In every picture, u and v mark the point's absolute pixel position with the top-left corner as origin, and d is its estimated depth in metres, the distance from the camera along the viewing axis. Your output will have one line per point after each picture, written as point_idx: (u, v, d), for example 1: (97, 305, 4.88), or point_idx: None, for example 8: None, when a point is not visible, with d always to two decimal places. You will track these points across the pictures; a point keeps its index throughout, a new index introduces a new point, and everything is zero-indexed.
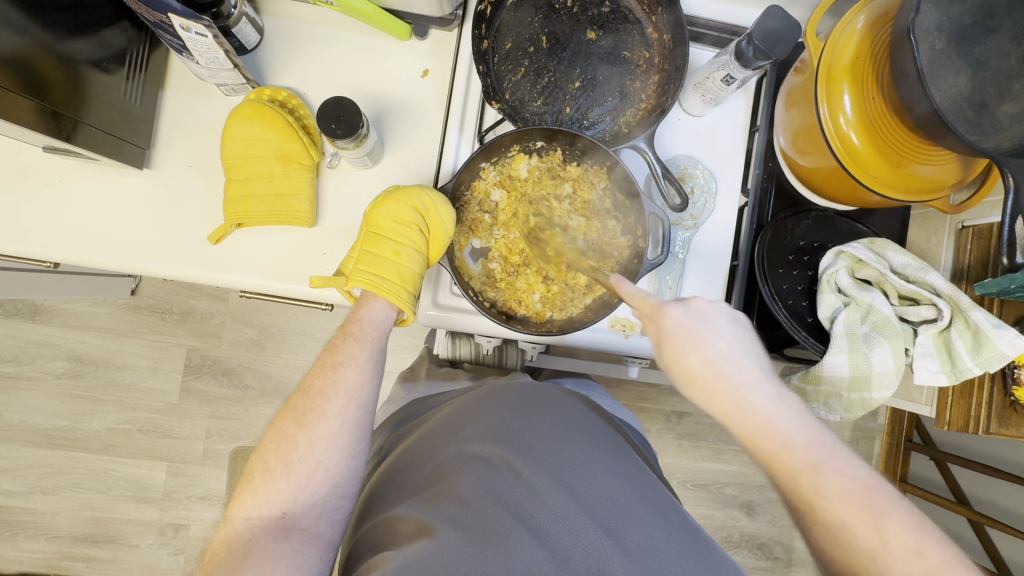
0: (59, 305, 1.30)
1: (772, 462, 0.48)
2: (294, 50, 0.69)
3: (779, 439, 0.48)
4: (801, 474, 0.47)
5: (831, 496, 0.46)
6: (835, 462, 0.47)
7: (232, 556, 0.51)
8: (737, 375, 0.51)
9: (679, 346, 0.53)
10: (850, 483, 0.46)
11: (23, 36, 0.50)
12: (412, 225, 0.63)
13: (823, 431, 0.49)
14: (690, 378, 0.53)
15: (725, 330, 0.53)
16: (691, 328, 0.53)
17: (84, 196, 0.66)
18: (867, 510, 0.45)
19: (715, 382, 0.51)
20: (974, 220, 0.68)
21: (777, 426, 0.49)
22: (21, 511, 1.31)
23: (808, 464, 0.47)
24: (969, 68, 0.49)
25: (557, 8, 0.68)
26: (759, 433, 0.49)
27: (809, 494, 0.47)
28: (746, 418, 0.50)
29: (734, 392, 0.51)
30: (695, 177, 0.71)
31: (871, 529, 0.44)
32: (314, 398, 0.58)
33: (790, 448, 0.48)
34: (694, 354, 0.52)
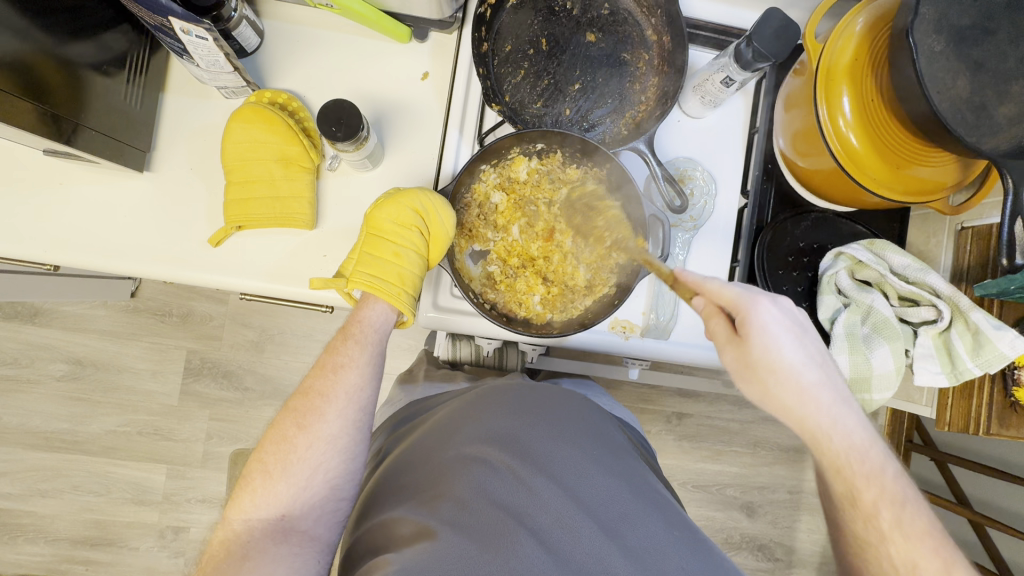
0: (58, 308, 1.30)
1: (850, 486, 0.53)
2: (295, 53, 0.69)
3: (865, 466, 0.53)
4: (880, 502, 0.51)
5: (906, 533, 0.50)
6: (913, 504, 0.51)
7: (230, 558, 0.51)
8: (823, 390, 0.55)
9: (772, 343, 0.55)
10: (926, 524, 0.50)
11: (24, 40, 0.50)
12: (413, 227, 0.63)
13: (900, 472, 0.53)
14: (771, 377, 0.56)
15: (813, 345, 0.57)
16: (784, 331, 0.55)
17: (84, 199, 0.66)
18: (940, 554, 0.48)
19: (799, 388, 0.55)
20: (973, 221, 0.68)
21: (847, 429, 0.54)
22: (21, 514, 1.30)
23: (886, 494, 0.51)
24: (968, 70, 0.49)
25: (557, 11, 0.68)
26: (842, 452, 0.53)
27: (885, 526, 0.50)
28: (827, 435, 0.54)
29: (821, 407, 0.54)
30: (695, 179, 0.71)
31: (943, 575, 0.48)
32: (314, 399, 0.58)
33: (869, 473, 0.52)
34: (786, 355, 0.55)
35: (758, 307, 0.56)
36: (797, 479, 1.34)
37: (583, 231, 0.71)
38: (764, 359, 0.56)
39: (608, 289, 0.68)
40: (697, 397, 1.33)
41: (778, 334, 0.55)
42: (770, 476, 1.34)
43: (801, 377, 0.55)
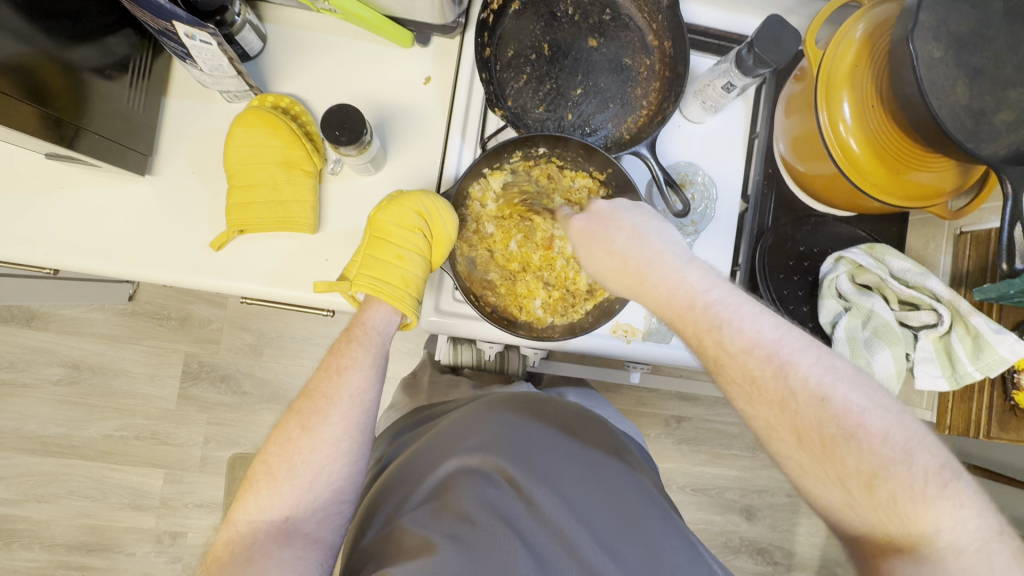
0: (55, 311, 1.29)
1: (680, 329, 0.46)
2: (297, 56, 0.69)
3: (680, 305, 0.46)
4: (702, 336, 0.45)
5: (733, 353, 0.43)
6: (736, 317, 0.44)
7: (235, 560, 0.51)
8: (639, 249, 0.50)
9: (591, 237, 0.54)
10: (753, 334, 0.43)
11: (28, 44, 0.50)
12: (416, 230, 0.63)
13: (725, 287, 0.46)
14: (604, 271, 0.52)
15: (637, 211, 0.54)
16: (597, 220, 0.54)
17: (85, 203, 0.66)
18: (773, 361, 0.42)
19: (620, 261, 0.50)
20: (972, 226, 0.70)
21: (667, 280, 0.47)
22: (15, 520, 1.29)
23: (709, 326, 0.44)
24: (967, 77, 0.50)
25: (559, 16, 0.69)
26: (663, 304, 0.47)
27: (714, 357, 0.44)
28: (648, 291, 0.48)
29: (638, 266, 0.49)
30: (696, 183, 0.70)
31: (780, 380, 0.42)
32: (319, 402, 0.58)
33: (689, 310, 0.45)
34: (605, 237, 0.52)
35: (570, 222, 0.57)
36: None
37: None
38: (588, 250, 0.54)
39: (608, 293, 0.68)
40: (695, 401, 1.34)
41: (599, 221, 0.54)
42: (770, 479, 1.34)
43: (614, 252, 0.51)
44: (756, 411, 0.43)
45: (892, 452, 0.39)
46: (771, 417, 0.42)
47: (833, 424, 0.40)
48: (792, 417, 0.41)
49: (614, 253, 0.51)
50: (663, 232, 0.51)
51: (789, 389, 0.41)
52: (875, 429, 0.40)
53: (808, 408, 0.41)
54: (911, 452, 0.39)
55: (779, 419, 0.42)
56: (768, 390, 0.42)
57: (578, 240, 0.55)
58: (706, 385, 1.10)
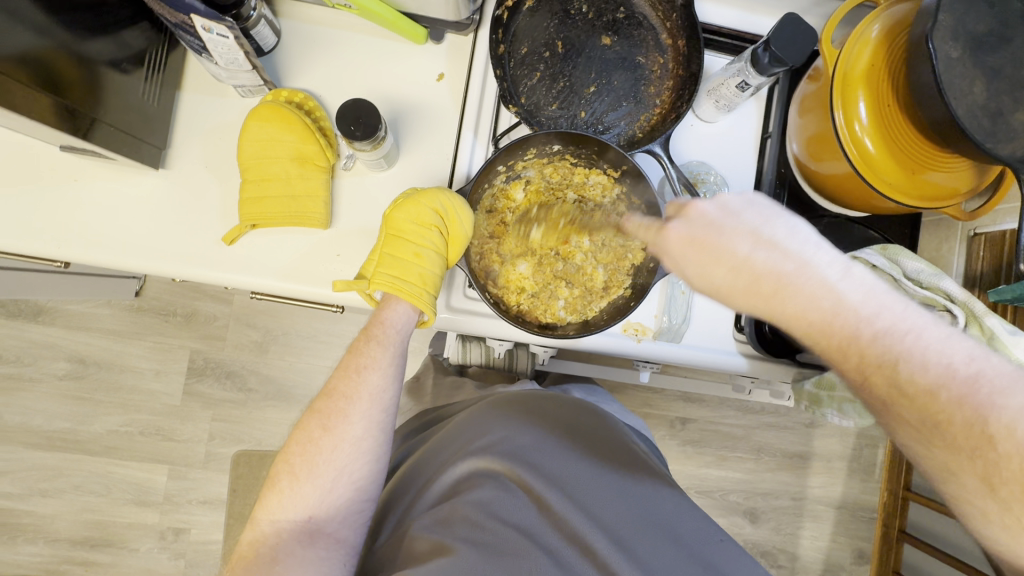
0: (62, 306, 1.29)
1: (838, 358, 0.44)
2: (311, 52, 0.69)
3: (843, 336, 0.43)
4: (871, 370, 0.43)
5: (913, 391, 0.41)
6: (917, 350, 0.41)
7: (260, 561, 0.52)
8: (779, 263, 0.45)
9: (708, 261, 0.48)
10: (940, 371, 0.40)
11: (46, 37, 0.50)
12: (432, 227, 0.62)
13: (901, 311, 0.43)
14: (724, 291, 0.48)
15: (756, 209, 0.48)
16: (704, 226, 0.48)
17: (99, 196, 0.66)
18: (965, 399, 0.39)
19: (750, 278, 0.46)
20: (985, 228, 0.69)
21: (828, 308, 0.44)
22: (19, 514, 1.29)
23: (882, 359, 0.42)
24: (985, 76, 0.50)
25: (573, 13, 0.69)
26: (815, 333, 0.44)
27: (890, 392, 0.42)
28: (794, 314, 0.45)
29: (776, 285, 0.45)
30: (708, 182, 0.71)
31: (973, 423, 0.39)
32: (339, 401, 0.58)
33: (855, 342, 0.43)
34: (731, 253, 0.47)
35: (664, 230, 0.51)
36: (802, 487, 1.34)
37: (594, 231, 0.72)
38: (700, 261, 0.49)
39: (624, 291, 0.69)
40: (701, 402, 1.33)
41: (709, 240, 0.48)
42: (774, 482, 1.34)
43: (745, 270, 0.46)
44: (938, 452, 0.41)
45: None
46: (955, 460, 0.40)
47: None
48: (981, 465, 0.39)
49: (744, 271, 0.46)
50: (803, 238, 0.46)
51: (983, 433, 0.39)
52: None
53: (1011, 456, 0.38)
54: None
55: (970, 463, 0.39)
56: (959, 432, 0.39)
57: (680, 252, 0.50)
58: (713, 386, 1.09)
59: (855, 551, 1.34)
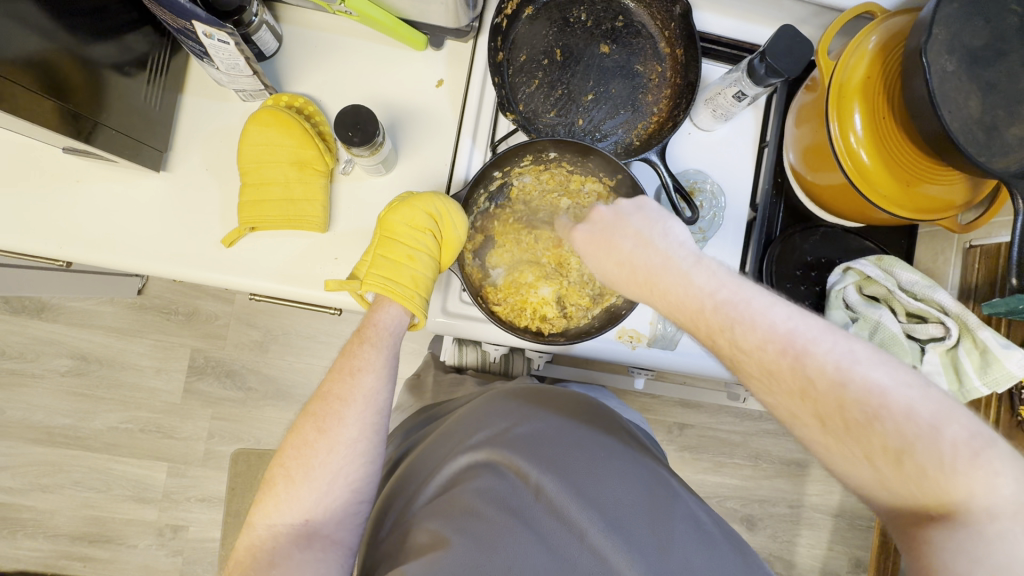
0: (66, 303, 1.30)
1: (691, 328, 0.47)
2: (313, 57, 0.70)
3: (688, 310, 0.46)
4: (716, 336, 0.45)
5: (749, 350, 0.43)
6: (746, 314, 0.44)
7: (257, 565, 0.52)
8: (643, 252, 0.50)
9: (597, 248, 0.53)
10: (765, 330, 0.43)
11: (50, 40, 0.51)
12: (426, 231, 0.63)
13: (734, 282, 0.45)
14: (614, 278, 0.53)
15: (640, 213, 0.53)
16: (602, 228, 0.54)
17: (101, 197, 0.67)
18: (786, 351, 0.42)
19: (629, 270, 0.51)
20: (981, 240, 0.69)
21: (683, 283, 0.47)
22: (20, 508, 1.30)
23: (721, 325, 0.44)
24: (979, 90, 0.50)
25: (572, 22, 0.69)
26: (670, 311, 0.48)
27: (731, 355, 0.44)
28: (659, 297, 0.48)
29: (645, 273, 0.49)
30: (704, 191, 0.71)
31: (796, 373, 0.41)
32: (333, 403, 0.59)
33: (700, 313, 0.45)
34: (615, 241, 0.52)
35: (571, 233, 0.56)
36: (799, 494, 1.34)
37: None
38: (597, 259, 0.53)
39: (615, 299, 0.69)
40: (699, 408, 1.33)
41: (602, 233, 0.54)
42: (771, 489, 1.34)
43: (623, 261, 0.51)
44: (779, 401, 0.43)
45: (916, 429, 0.38)
46: (792, 406, 0.42)
47: (853, 409, 0.39)
48: (812, 406, 0.41)
49: (622, 262, 0.51)
50: (668, 231, 0.51)
51: (805, 380, 0.41)
52: (899, 407, 0.38)
53: (825, 393, 0.40)
54: (937, 425, 0.37)
55: (803, 407, 0.41)
56: (786, 380, 0.42)
57: (585, 252, 0.54)
58: (710, 392, 1.10)
59: (852, 559, 1.34)
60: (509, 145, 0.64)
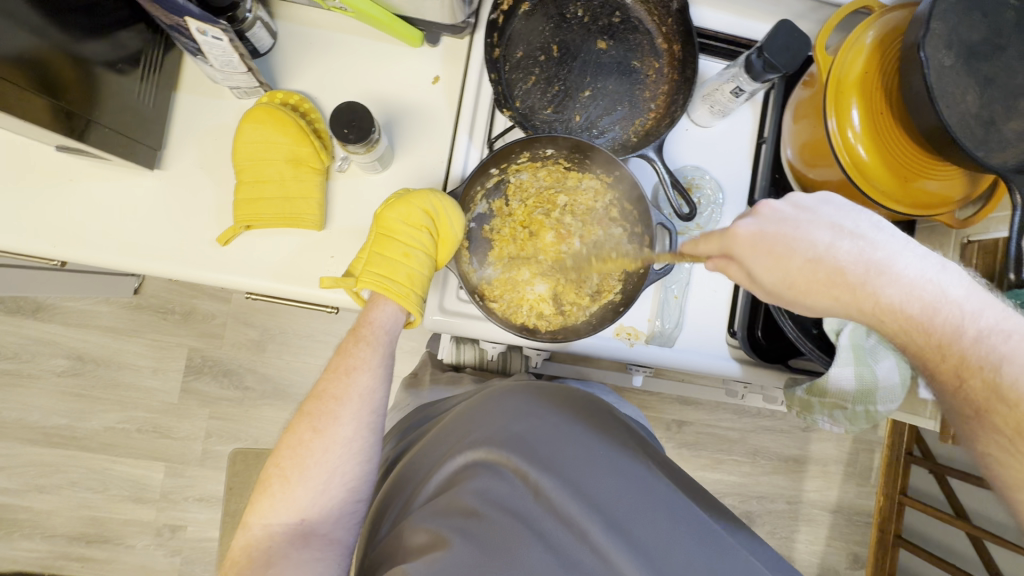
0: (61, 303, 1.29)
1: (925, 355, 0.44)
2: (307, 55, 0.70)
3: (936, 334, 0.43)
4: (965, 368, 0.42)
5: (1010, 391, 0.40)
6: (1011, 349, 0.40)
7: (252, 566, 0.51)
8: (857, 256, 0.46)
9: (773, 252, 0.49)
10: None
11: (42, 37, 0.50)
12: (422, 228, 0.63)
13: (991, 309, 0.42)
14: (800, 284, 0.48)
15: (831, 212, 0.48)
16: (776, 224, 0.49)
17: (95, 195, 0.66)
18: None
19: (827, 271, 0.46)
20: (979, 236, 0.69)
21: (919, 298, 0.44)
22: (17, 509, 1.30)
23: (982, 359, 0.41)
24: (977, 85, 0.50)
25: (569, 17, 0.69)
26: (903, 328, 0.44)
27: (982, 394, 0.41)
28: (887, 308, 0.45)
29: (864, 276, 0.45)
30: (703, 188, 0.72)
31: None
32: (328, 403, 0.58)
33: (952, 337, 0.43)
34: (809, 242, 0.47)
35: (731, 230, 0.51)
36: (797, 490, 1.34)
37: (585, 234, 0.72)
38: (773, 258, 0.49)
39: (614, 296, 0.68)
40: (697, 405, 1.33)
41: (782, 233, 0.49)
42: (769, 486, 1.34)
43: (821, 259, 0.47)
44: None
45: None
46: None
47: None
48: None
49: (824, 261, 0.47)
50: (876, 233, 0.46)
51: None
52: None
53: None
54: None
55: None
56: None
57: (748, 248, 0.50)
58: (706, 390, 1.11)
59: (850, 554, 1.34)
60: (507, 141, 0.64)
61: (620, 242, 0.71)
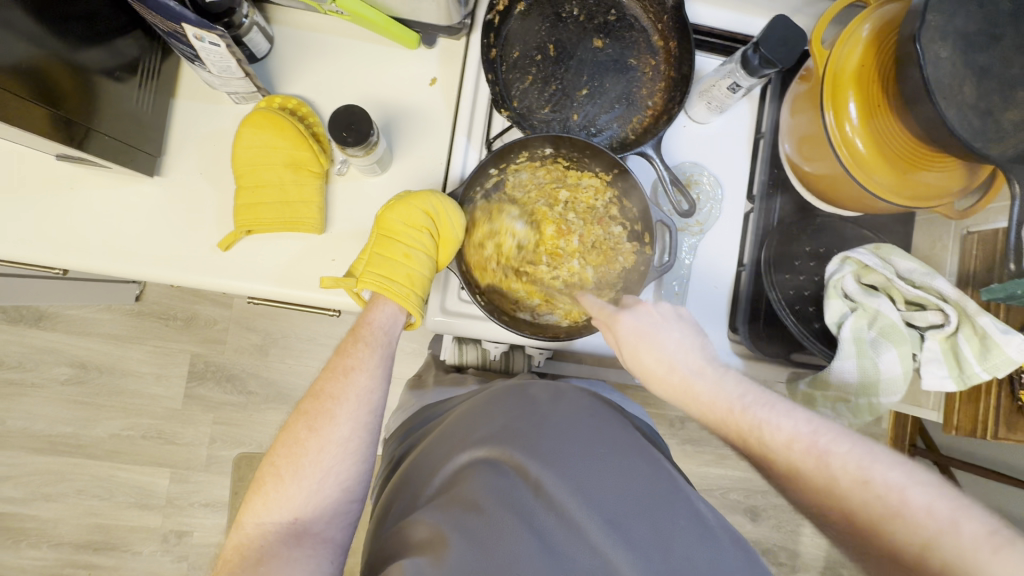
0: (63, 311, 1.30)
1: (723, 430, 0.53)
2: (304, 59, 0.70)
3: (723, 410, 0.53)
4: (747, 438, 0.51)
5: (778, 450, 0.49)
6: (771, 416, 0.51)
7: (244, 563, 0.50)
8: (683, 359, 0.57)
9: (632, 349, 0.58)
10: (791, 431, 0.49)
11: (39, 46, 0.50)
12: (423, 229, 0.64)
13: (759, 390, 0.53)
14: (645, 374, 0.58)
15: (667, 320, 0.60)
16: (635, 330, 0.59)
17: (95, 203, 0.66)
18: (811, 449, 0.48)
19: (666, 368, 0.57)
20: (979, 226, 0.70)
21: (713, 391, 0.54)
22: (23, 518, 1.30)
23: (752, 426, 0.51)
24: (974, 76, 0.50)
25: (564, 16, 0.69)
26: (705, 407, 0.54)
27: (763, 456, 0.50)
28: (694, 398, 0.55)
29: (682, 378, 0.56)
30: (701, 184, 0.72)
31: (819, 470, 0.47)
32: (325, 402, 0.58)
33: (732, 415, 0.53)
34: (650, 346, 0.58)
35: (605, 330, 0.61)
36: None
37: (586, 232, 0.72)
38: (630, 356, 0.59)
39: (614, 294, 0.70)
40: None
41: (636, 334, 0.59)
42: None
43: (658, 361, 0.57)
44: (805, 502, 0.48)
45: (938, 522, 0.41)
46: (817, 506, 0.47)
47: (874, 506, 0.44)
48: (831, 502, 0.46)
49: (659, 362, 0.57)
50: (693, 341, 0.59)
51: (861, 479, 0.45)
52: (921, 506, 0.42)
53: (850, 490, 0.45)
54: (958, 522, 0.41)
55: (827, 506, 0.46)
56: (812, 478, 0.47)
57: (619, 346, 0.60)
58: None
59: None
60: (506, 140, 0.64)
61: (620, 240, 0.71)
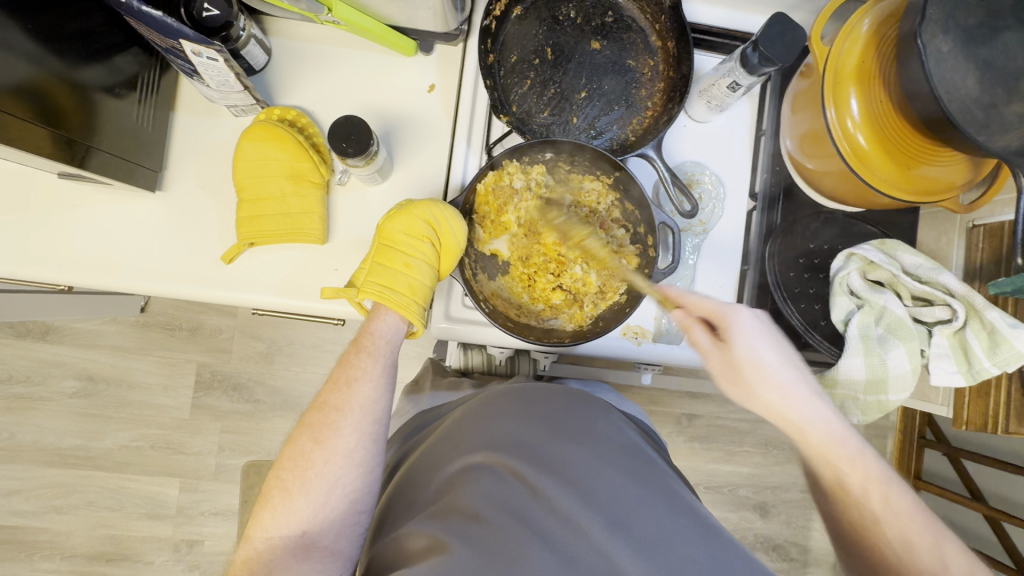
0: (69, 324, 1.30)
1: (834, 472, 0.54)
2: (302, 69, 0.70)
3: (849, 454, 0.54)
4: (867, 487, 0.53)
5: (894, 514, 0.51)
6: (894, 485, 0.53)
7: None
8: (803, 385, 0.57)
9: (754, 355, 0.58)
10: (913, 505, 0.52)
11: (38, 66, 0.50)
12: (424, 238, 0.63)
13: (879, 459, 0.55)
14: (756, 382, 0.57)
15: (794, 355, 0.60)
16: (761, 338, 0.59)
17: (98, 219, 0.66)
18: (930, 529, 0.50)
19: (791, 386, 0.57)
20: (984, 219, 0.69)
21: (842, 436, 0.55)
22: (35, 531, 1.31)
23: (875, 479, 0.53)
24: (976, 69, 0.49)
25: (561, 19, 0.69)
26: (821, 445, 0.55)
27: (876, 512, 0.52)
28: (814, 430, 0.55)
29: (806, 398, 0.56)
30: (703, 183, 0.71)
31: (932, 545, 0.49)
32: (330, 414, 0.58)
33: (854, 460, 0.54)
34: (768, 356, 0.58)
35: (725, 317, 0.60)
36: None
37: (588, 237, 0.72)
38: (750, 364, 0.58)
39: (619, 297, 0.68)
40: (706, 398, 1.33)
41: (755, 341, 0.58)
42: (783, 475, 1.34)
43: (787, 381, 0.57)
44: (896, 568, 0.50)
45: None
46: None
47: None
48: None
49: (785, 379, 0.57)
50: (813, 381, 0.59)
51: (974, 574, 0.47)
52: None
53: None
54: None
55: None
56: (921, 552, 0.49)
57: (740, 345, 0.58)
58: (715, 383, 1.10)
59: None
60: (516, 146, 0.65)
61: (623, 243, 0.71)
